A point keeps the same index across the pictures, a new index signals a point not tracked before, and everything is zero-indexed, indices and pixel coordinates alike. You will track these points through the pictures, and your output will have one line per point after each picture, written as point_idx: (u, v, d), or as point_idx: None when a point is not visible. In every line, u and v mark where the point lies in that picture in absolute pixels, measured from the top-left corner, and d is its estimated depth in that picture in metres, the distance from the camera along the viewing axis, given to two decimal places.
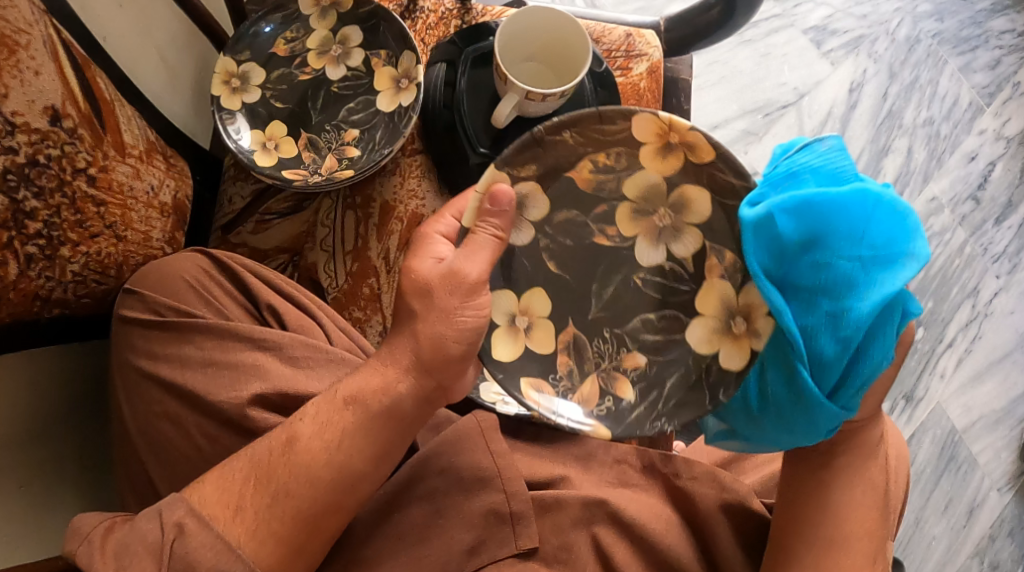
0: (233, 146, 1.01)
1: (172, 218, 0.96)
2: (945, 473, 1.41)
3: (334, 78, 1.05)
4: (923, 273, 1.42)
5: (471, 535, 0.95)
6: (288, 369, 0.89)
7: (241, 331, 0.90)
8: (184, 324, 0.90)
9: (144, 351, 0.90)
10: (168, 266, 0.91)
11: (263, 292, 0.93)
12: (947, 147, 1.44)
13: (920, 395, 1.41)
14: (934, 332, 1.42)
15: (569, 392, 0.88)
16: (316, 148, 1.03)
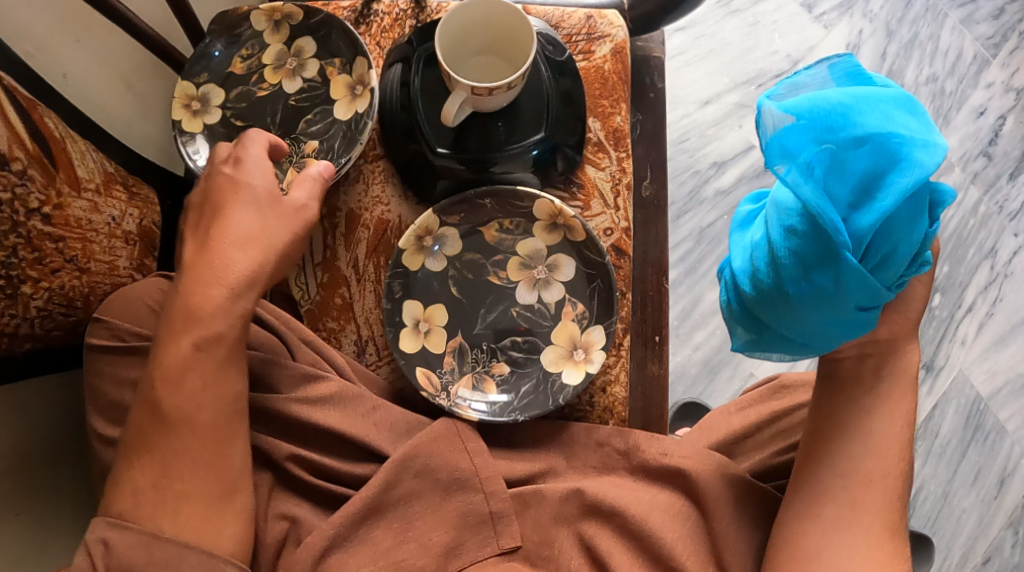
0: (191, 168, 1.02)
1: (138, 245, 0.98)
2: (972, 444, 1.35)
3: (291, 91, 1.05)
4: (936, 236, 1.37)
5: (448, 536, 0.92)
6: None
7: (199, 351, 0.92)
8: (145, 347, 0.92)
9: (110, 376, 0.92)
10: (130, 291, 0.93)
11: None
12: (953, 103, 1.39)
13: (942, 364, 1.36)
14: (952, 298, 1.36)
15: (452, 383, 1.00)
16: (278, 162, 1.03)
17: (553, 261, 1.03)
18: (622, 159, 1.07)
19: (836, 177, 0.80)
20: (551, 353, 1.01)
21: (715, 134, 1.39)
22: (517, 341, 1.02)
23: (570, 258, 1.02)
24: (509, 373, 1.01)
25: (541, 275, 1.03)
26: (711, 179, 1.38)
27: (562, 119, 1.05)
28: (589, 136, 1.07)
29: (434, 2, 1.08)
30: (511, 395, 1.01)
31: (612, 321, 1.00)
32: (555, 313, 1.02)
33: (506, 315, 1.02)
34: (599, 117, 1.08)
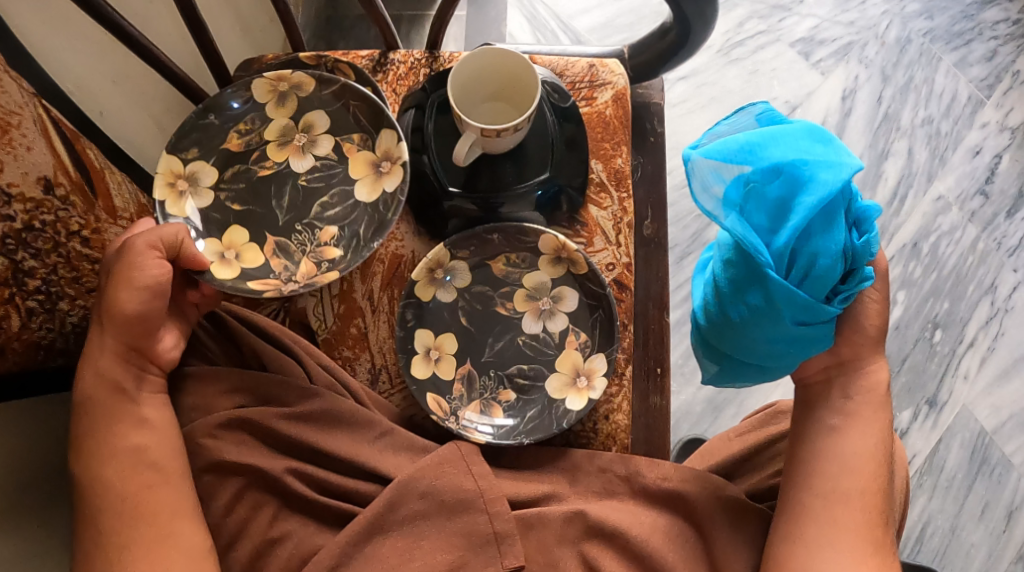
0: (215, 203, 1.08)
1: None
2: (978, 477, 1.36)
3: (301, 169, 1.07)
4: (936, 273, 1.41)
5: (453, 555, 0.96)
6: (270, 407, 0.98)
7: (225, 374, 0.98)
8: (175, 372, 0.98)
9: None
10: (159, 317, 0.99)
11: (246, 337, 1.01)
12: (949, 144, 1.43)
13: (945, 399, 1.38)
14: (953, 333, 1.39)
15: (460, 409, 1.04)
16: (287, 251, 1.05)
17: (557, 292, 1.08)
18: (623, 199, 1.13)
19: (755, 206, 0.88)
20: (555, 380, 1.05)
21: None
22: (523, 369, 1.06)
23: (574, 291, 1.07)
24: (515, 400, 1.05)
25: (546, 306, 1.08)
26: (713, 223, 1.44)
27: (566, 161, 1.11)
28: (593, 177, 1.12)
29: (446, 53, 1.15)
30: (517, 419, 1.04)
31: (614, 348, 1.04)
32: (559, 343, 1.06)
33: (513, 344, 1.07)
34: (601, 159, 1.13)
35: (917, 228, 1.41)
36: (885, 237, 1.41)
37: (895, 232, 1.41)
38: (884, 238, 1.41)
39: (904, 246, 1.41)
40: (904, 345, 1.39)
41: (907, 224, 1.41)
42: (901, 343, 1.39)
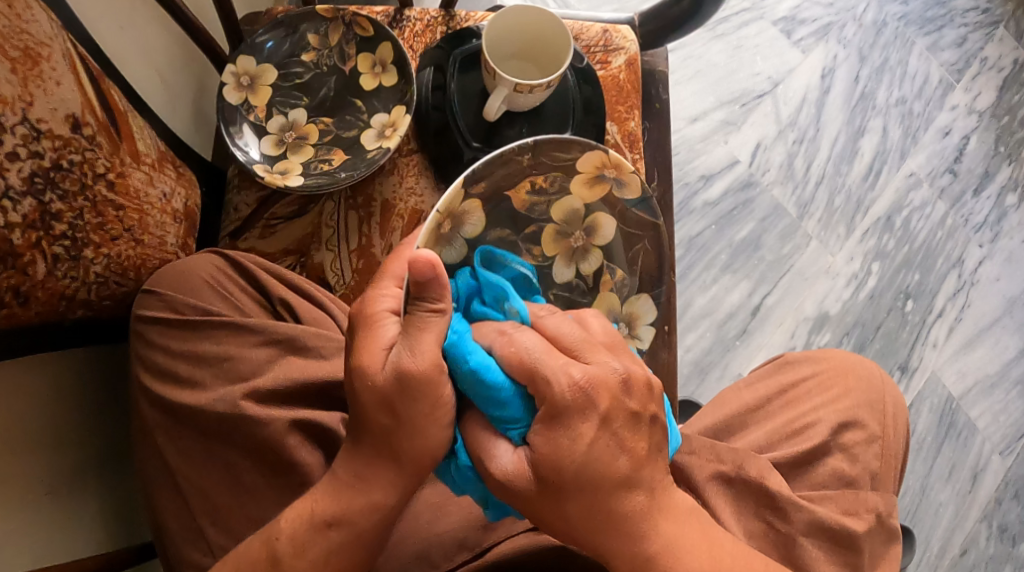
0: (241, 158, 1.07)
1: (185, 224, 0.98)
2: (946, 440, 1.44)
3: (332, 107, 1.11)
4: (908, 247, 1.48)
5: (485, 511, 0.94)
6: (303, 360, 0.94)
7: (255, 327, 0.94)
8: (203, 321, 0.93)
9: (161, 348, 0.93)
10: (184, 266, 0.95)
11: (274, 287, 0.97)
12: (921, 124, 1.51)
13: (916, 365, 1.45)
14: (924, 303, 1.46)
15: None
16: (308, 171, 1.08)
17: (592, 223, 0.99)
18: (636, 160, 1.14)
19: None
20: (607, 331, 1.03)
21: (705, 148, 1.48)
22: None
23: (609, 217, 0.99)
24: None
25: (578, 244, 0.99)
26: (699, 191, 1.46)
27: (583, 124, 1.11)
28: (607, 138, 1.14)
29: (462, 12, 1.14)
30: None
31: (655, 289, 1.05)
32: (594, 285, 1.00)
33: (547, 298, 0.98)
34: (615, 121, 1.14)
35: (891, 202, 1.48)
36: (860, 211, 1.48)
37: (871, 206, 1.48)
38: (859, 211, 1.48)
39: (879, 219, 1.48)
40: (878, 314, 1.46)
41: (881, 198, 1.48)
42: (875, 312, 1.46)
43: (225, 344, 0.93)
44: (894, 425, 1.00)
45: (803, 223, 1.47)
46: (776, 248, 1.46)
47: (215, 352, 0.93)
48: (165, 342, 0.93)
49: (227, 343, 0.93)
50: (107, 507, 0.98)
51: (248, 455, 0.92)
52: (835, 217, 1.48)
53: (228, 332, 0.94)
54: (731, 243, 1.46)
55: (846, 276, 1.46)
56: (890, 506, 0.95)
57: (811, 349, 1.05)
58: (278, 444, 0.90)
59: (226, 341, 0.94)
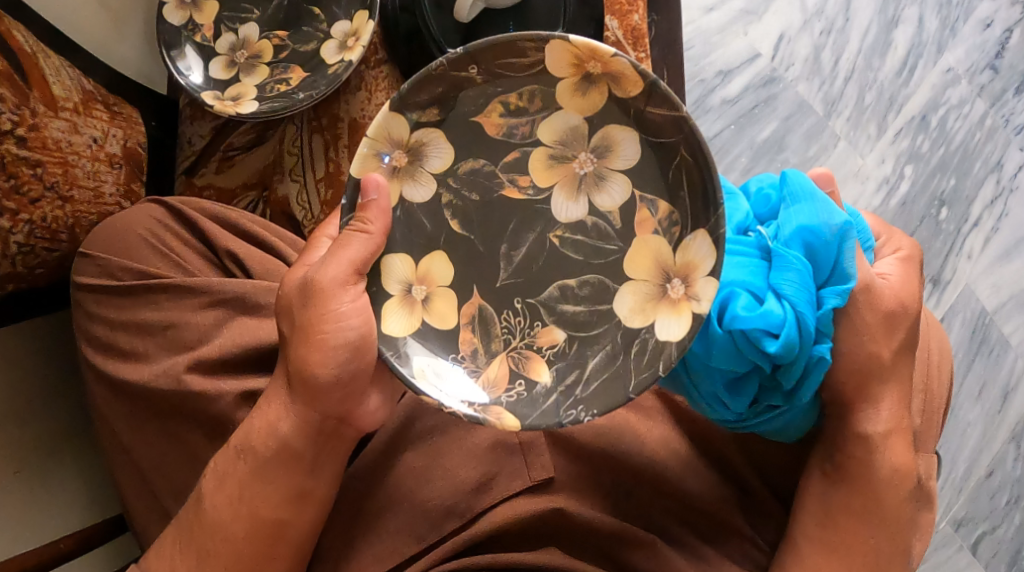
0: (183, 83, 0.98)
1: (124, 168, 0.89)
2: (977, 358, 1.35)
3: (287, 20, 1.00)
4: (944, 148, 1.35)
5: (480, 474, 0.86)
6: (257, 320, 0.85)
7: (198, 288, 0.84)
8: (138, 286, 0.85)
9: (99, 318, 0.86)
10: (118, 222, 0.86)
11: (220, 238, 0.87)
12: (960, 14, 1.36)
13: (948, 278, 1.35)
14: (959, 211, 1.35)
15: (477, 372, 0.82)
16: (263, 93, 0.98)
17: (602, 140, 0.81)
18: (641, 60, 1.01)
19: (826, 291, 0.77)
20: (628, 296, 0.82)
21: (720, 42, 1.35)
22: (570, 287, 0.84)
23: (624, 128, 0.80)
24: (565, 342, 0.84)
25: (587, 169, 0.83)
26: (717, 87, 1.34)
27: (578, 18, 0.99)
28: (608, 35, 1.01)
29: None
30: (574, 372, 0.82)
31: (712, 222, 0.77)
32: (624, 226, 0.83)
33: (547, 242, 0.84)
34: (617, 15, 1.01)
35: (926, 100, 1.35)
36: (893, 109, 1.35)
37: (904, 104, 1.35)
38: (892, 109, 1.35)
39: (912, 119, 1.35)
40: (910, 223, 1.34)
41: (915, 95, 1.35)
42: (907, 221, 1.34)
43: (169, 310, 0.85)
44: (941, 375, 0.92)
45: (831, 121, 1.35)
46: (801, 149, 1.35)
47: (159, 318, 0.85)
48: (104, 312, 0.86)
49: (171, 308, 0.85)
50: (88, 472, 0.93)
51: (207, 430, 0.84)
52: (867, 116, 1.35)
53: (170, 295, 0.85)
54: (753, 143, 1.34)
55: (875, 181, 1.35)
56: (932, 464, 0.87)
57: None
58: (231, 420, 0.82)
59: (169, 306, 0.85)
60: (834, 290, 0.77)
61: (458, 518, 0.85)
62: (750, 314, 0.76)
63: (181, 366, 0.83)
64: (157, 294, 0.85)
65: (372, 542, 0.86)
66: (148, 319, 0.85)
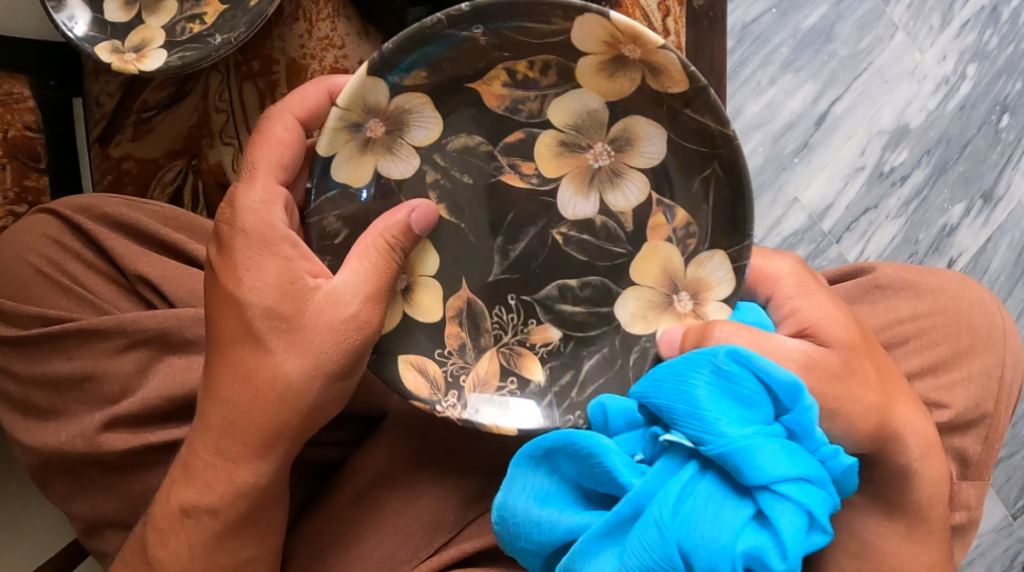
0: (70, 39, 0.76)
1: (7, 169, 0.76)
2: (1020, 281, 1.22)
3: None
4: (1013, 46, 1.16)
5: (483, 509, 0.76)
6: (187, 361, 0.68)
7: (110, 328, 0.67)
8: (40, 334, 0.68)
9: (5, 373, 0.70)
10: (7, 246, 0.71)
11: (131, 258, 0.70)
12: None
13: (1001, 194, 1.18)
14: (1022, 119, 1.17)
15: (467, 369, 0.70)
16: (173, 37, 0.78)
17: (621, 130, 0.68)
18: None
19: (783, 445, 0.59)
20: (630, 301, 0.70)
21: None
22: (570, 286, 0.71)
23: (651, 123, 0.67)
24: (561, 341, 0.71)
25: (602, 161, 0.69)
26: None
27: None
28: None
29: None
30: (569, 374, 0.71)
31: (741, 246, 0.66)
32: (636, 229, 0.70)
33: (546, 239, 0.71)
34: None
35: None
36: None
37: None
38: None
39: (980, 9, 1.15)
40: (967, 129, 1.16)
41: None
42: (964, 128, 1.16)
43: (80, 360, 0.68)
44: (1010, 397, 0.81)
45: (889, 7, 1.13)
46: (851, 41, 1.13)
47: (65, 372, 0.68)
48: (2, 365, 0.70)
49: (82, 356, 0.68)
50: None
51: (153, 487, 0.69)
52: (930, 4, 1.13)
53: (77, 341, 0.68)
54: (797, 32, 1.12)
55: (935, 80, 1.15)
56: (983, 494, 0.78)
57: (911, 276, 0.84)
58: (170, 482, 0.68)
59: (79, 353, 0.68)
60: (786, 453, 0.58)
61: (446, 533, 0.75)
62: (683, 531, 0.57)
63: (94, 429, 0.67)
64: (66, 339, 0.68)
65: None
66: (58, 379, 0.68)
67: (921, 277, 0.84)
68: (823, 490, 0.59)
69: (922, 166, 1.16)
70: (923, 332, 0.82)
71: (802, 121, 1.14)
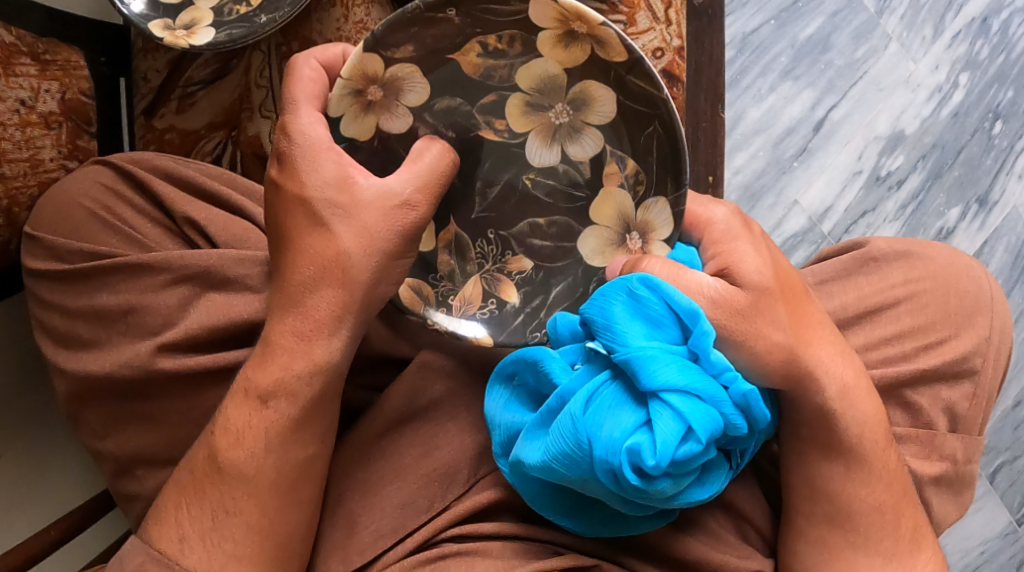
0: (125, 15, 0.84)
1: (64, 127, 0.81)
2: (1018, 285, 1.25)
3: None
4: (1004, 56, 1.21)
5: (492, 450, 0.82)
6: (225, 296, 0.75)
7: (157, 263, 0.75)
8: (92, 268, 0.75)
9: (56, 308, 0.76)
10: (63, 194, 0.78)
11: (179, 203, 0.78)
12: None
13: (997, 199, 1.23)
14: (1015, 126, 1.22)
15: (454, 293, 0.81)
16: (220, 16, 0.86)
17: (579, 93, 0.74)
18: None
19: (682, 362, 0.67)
20: (591, 239, 0.79)
21: None
22: (539, 225, 0.80)
23: (604, 87, 0.73)
24: (532, 270, 0.81)
25: (563, 119, 0.76)
26: None
27: None
28: None
29: None
30: (539, 298, 0.80)
31: (679, 194, 0.73)
32: (593, 175, 0.77)
33: (518, 185, 0.79)
34: None
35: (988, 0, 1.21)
36: (953, 9, 1.20)
37: (965, 3, 1.20)
38: (951, 10, 1.20)
39: (972, 20, 1.20)
40: (961, 136, 1.21)
41: None
42: (959, 134, 1.21)
43: (125, 292, 0.75)
44: (997, 357, 0.85)
45: (883, 19, 1.19)
46: (848, 50, 1.19)
47: (111, 304, 0.75)
48: (51, 301, 0.77)
49: (127, 290, 0.75)
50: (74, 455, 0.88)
51: (190, 410, 0.75)
52: (922, 16, 1.19)
53: (124, 276, 0.75)
54: (795, 42, 1.18)
55: (928, 88, 1.20)
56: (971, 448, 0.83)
57: (904, 246, 0.89)
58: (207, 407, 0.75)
59: (125, 286, 0.75)
60: (679, 366, 0.66)
61: (460, 486, 0.83)
62: (592, 423, 0.67)
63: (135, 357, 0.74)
64: (113, 274, 0.75)
65: (390, 527, 0.81)
66: (104, 310, 0.75)
67: (911, 246, 0.89)
68: (716, 408, 0.67)
69: (919, 171, 1.21)
70: (913, 295, 0.86)
71: (802, 128, 1.20)
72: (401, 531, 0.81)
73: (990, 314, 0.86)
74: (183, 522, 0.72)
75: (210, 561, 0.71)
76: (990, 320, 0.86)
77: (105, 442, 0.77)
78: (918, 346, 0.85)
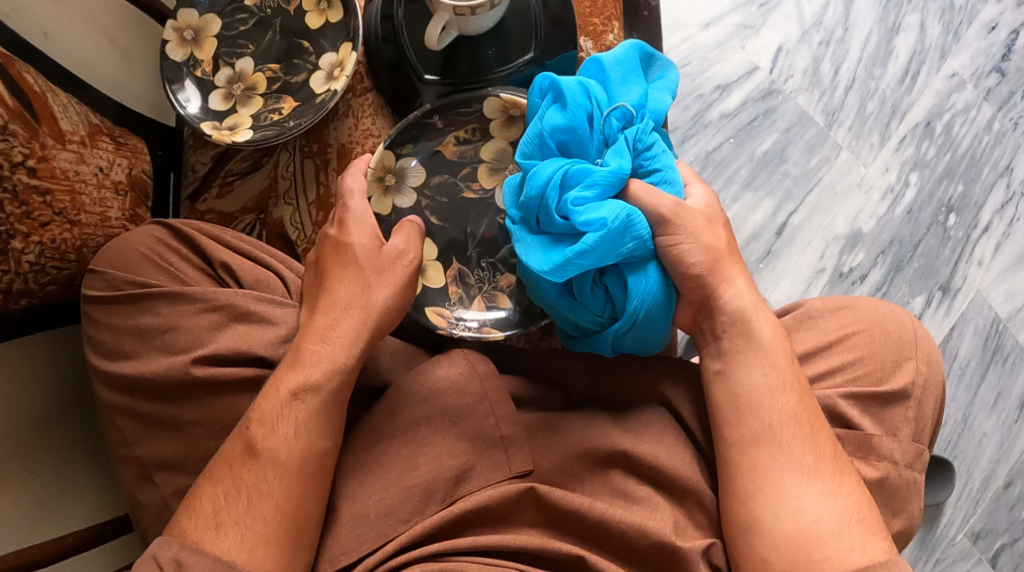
0: (182, 114, 1.06)
1: (129, 195, 1.01)
2: (992, 365, 1.34)
3: (275, 58, 1.09)
4: (950, 155, 1.35)
5: (457, 461, 0.91)
6: (245, 325, 0.92)
7: (195, 294, 0.93)
8: (140, 295, 0.93)
9: (107, 326, 0.94)
10: (123, 243, 0.96)
11: (218, 253, 0.96)
12: (963, 19, 1.37)
13: (959, 285, 1.33)
14: (968, 218, 1.34)
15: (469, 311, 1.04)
16: (258, 120, 1.07)
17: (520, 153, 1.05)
18: None
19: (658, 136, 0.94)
20: None
21: (724, 53, 1.34)
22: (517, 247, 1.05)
23: None
24: None
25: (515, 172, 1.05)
26: (715, 102, 1.33)
27: (551, 40, 1.05)
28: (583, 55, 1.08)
29: None
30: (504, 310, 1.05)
31: None
32: None
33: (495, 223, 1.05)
34: (590, 36, 1.08)
35: (930, 106, 1.36)
36: (897, 116, 1.35)
37: (908, 111, 1.35)
38: (895, 117, 1.35)
39: (917, 125, 1.35)
40: (917, 231, 1.33)
41: (920, 101, 1.35)
42: (915, 228, 1.33)
43: (164, 318, 0.93)
44: (921, 383, 0.95)
45: (833, 132, 1.34)
46: (802, 161, 1.34)
47: (154, 325, 0.93)
48: (101, 328, 0.94)
49: (167, 314, 0.93)
50: (100, 479, 1.02)
51: (201, 419, 0.90)
52: (868, 125, 1.34)
53: (168, 301, 0.93)
54: (753, 157, 1.33)
55: (881, 189, 1.34)
56: (908, 452, 0.92)
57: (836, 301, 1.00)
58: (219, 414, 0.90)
59: (162, 307, 0.93)
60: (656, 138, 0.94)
61: (437, 504, 0.89)
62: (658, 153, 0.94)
63: (162, 371, 0.90)
64: (157, 300, 0.93)
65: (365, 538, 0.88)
66: (149, 330, 0.93)
67: (843, 300, 1.00)
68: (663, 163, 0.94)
69: (880, 265, 1.32)
70: (842, 337, 0.98)
71: (766, 231, 1.32)
72: (381, 539, 0.88)
73: (912, 347, 0.96)
74: (218, 509, 0.84)
75: (239, 542, 0.82)
76: (912, 353, 0.96)
77: (133, 449, 0.92)
78: (846, 377, 0.96)
